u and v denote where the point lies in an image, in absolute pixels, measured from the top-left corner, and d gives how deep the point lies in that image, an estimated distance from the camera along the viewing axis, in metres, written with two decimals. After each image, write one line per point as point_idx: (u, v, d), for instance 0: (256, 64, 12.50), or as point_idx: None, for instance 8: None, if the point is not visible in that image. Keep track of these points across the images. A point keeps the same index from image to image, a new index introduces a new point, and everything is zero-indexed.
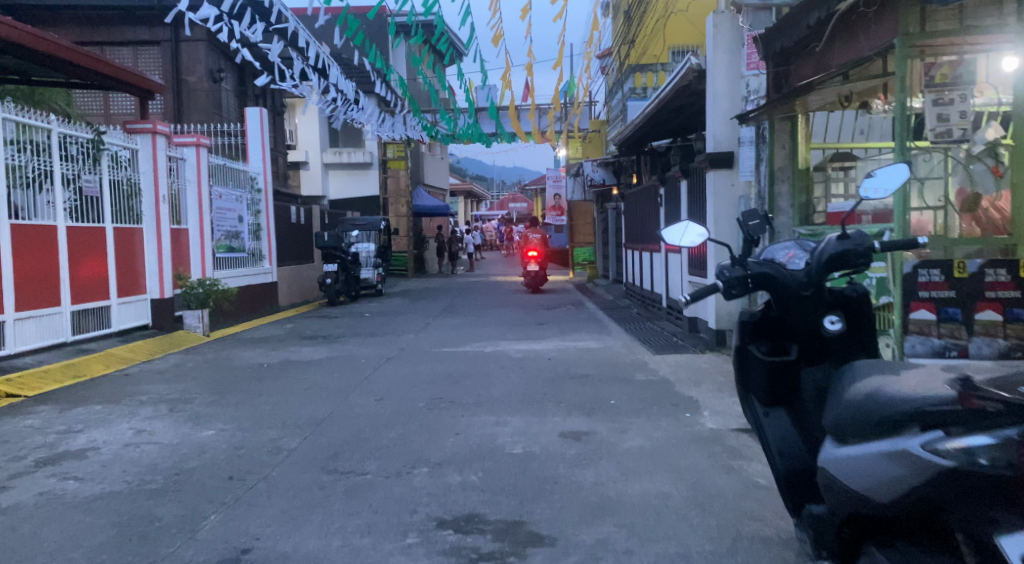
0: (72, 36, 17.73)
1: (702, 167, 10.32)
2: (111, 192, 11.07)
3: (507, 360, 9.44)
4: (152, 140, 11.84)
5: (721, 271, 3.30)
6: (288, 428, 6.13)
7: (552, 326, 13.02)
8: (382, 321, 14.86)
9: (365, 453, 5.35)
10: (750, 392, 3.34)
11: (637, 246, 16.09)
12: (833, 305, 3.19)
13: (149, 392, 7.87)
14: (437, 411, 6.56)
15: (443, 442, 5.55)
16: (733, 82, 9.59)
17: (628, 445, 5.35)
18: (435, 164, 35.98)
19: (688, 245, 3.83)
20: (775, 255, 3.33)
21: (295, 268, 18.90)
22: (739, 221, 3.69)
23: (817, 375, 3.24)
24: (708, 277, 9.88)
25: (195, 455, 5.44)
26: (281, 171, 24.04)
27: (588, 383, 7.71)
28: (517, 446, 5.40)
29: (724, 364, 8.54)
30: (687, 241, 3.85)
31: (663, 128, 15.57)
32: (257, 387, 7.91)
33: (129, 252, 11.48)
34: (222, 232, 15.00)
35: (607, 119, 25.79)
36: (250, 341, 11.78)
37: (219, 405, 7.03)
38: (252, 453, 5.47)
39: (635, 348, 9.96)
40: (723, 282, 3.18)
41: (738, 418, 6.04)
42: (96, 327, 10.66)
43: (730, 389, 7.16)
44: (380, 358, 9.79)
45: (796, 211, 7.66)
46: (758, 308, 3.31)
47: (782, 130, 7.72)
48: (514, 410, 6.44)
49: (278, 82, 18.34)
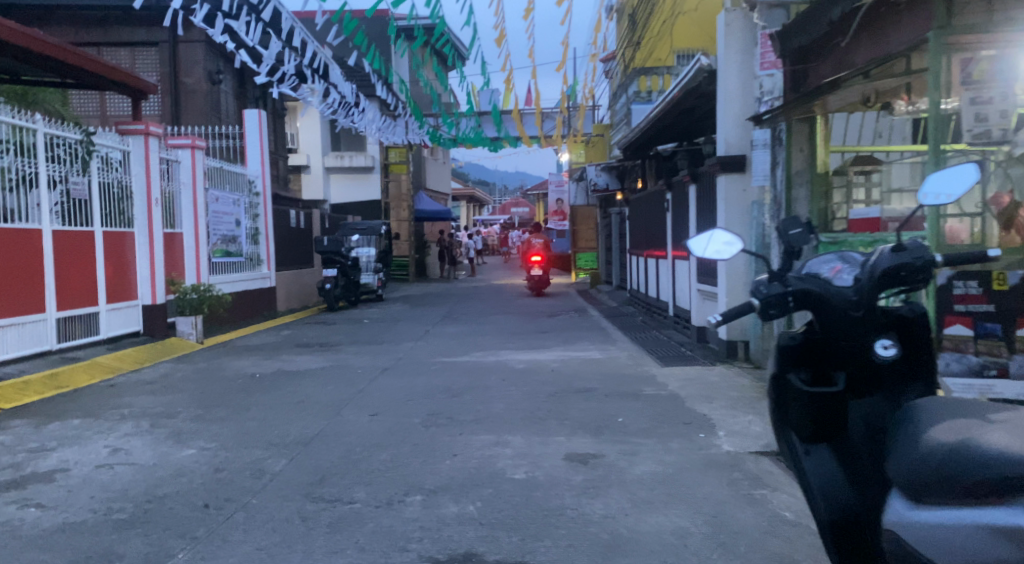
0: (66, 35, 17.33)
1: (711, 172, 9.90)
2: (100, 195, 10.62)
3: (509, 372, 9.03)
4: (144, 142, 11.36)
5: (755, 287, 3.03)
6: (274, 448, 5.71)
7: (556, 334, 12.60)
8: (380, 328, 14.46)
9: (354, 478, 4.94)
10: (789, 425, 3.04)
11: (642, 252, 15.68)
12: (886, 326, 2.88)
13: (131, 405, 7.44)
14: (434, 429, 6.15)
15: (439, 466, 5.14)
16: (745, 82, 9.20)
17: (638, 471, 4.94)
18: (436, 168, 35.59)
19: (715, 257, 3.43)
20: (817, 269, 3.03)
21: (293, 273, 18.49)
22: (777, 230, 3.30)
23: (866, 409, 2.94)
24: (719, 286, 9.46)
25: (171, 479, 5.03)
26: (281, 174, 23.62)
27: (594, 398, 7.30)
28: (518, 471, 4.99)
29: (737, 378, 8.12)
30: (713, 252, 3.45)
31: (670, 131, 15.16)
32: (247, 400, 7.50)
33: (121, 258, 11.02)
34: (219, 236, 14.53)
35: (611, 123, 25.39)
36: (243, 350, 11.36)
37: (203, 421, 6.61)
38: (233, 477, 5.06)
39: (641, 359, 9.56)
40: (761, 302, 2.94)
41: (756, 440, 5.63)
42: (83, 335, 10.21)
43: (745, 406, 6.75)
44: (376, 369, 9.37)
45: (815, 217, 7.21)
46: (800, 332, 3.03)
47: (800, 132, 7.26)
48: (516, 429, 6.03)
49: (276, 84, 17.97)
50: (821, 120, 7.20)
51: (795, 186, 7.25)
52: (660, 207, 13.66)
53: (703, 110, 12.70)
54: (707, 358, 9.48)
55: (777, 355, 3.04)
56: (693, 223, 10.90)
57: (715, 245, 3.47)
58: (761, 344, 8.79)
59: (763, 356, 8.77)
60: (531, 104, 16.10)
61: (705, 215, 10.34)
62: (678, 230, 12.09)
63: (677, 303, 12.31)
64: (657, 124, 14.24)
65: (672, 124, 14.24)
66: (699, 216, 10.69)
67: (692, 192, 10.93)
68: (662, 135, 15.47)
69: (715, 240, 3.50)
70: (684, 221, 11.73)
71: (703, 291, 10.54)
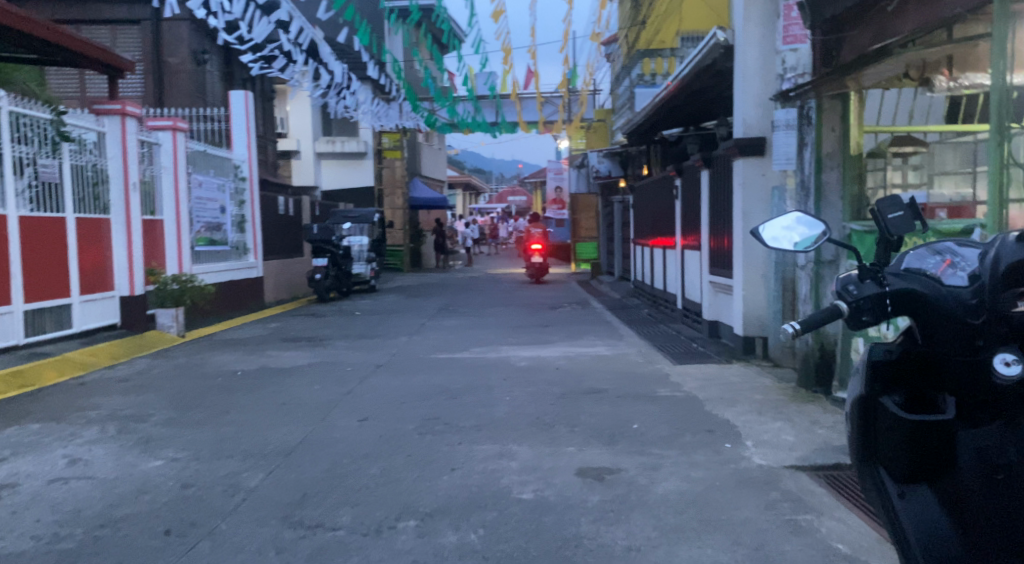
0: (46, 14, 16.66)
1: (726, 155, 9.32)
2: (72, 178, 9.99)
3: (510, 370, 8.44)
4: (121, 122, 10.72)
5: (845, 288, 2.60)
6: (251, 459, 5.10)
7: (557, 329, 12.01)
8: (374, 321, 13.87)
9: (339, 498, 4.34)
10: (882, 459, 2.55)
11: (646, 242, 15.11)
12: (1011, 338, 2.28)
13: (99, 405, 6.82)
14: (430, 438, 5.55)
15: (435, 483, 4.55)
16: (766, 59, 8.63)
17: (662, 491, 4.34)
18: (432, 155, 34.97)
19: (775, 246, 2.81)
20: (921, 265, 2.55)
21: (283, 263, 17.89)
22: (876, 209, 2.77)
23: (979, 441, 2.33)
24: (734, 278, 8.88)
25: (131, 497, 4.42)
26: (271, 160, 23.00)
27: (604, 401, 6.70)
28: (527, 489, 4.39)
29: (756, 378, 7.53)
30: (772, 236, 2.84)
31: (676, 116, 14.62)
32: (226, 402, 6.89)
33: (96, 246, 10.40)
34: (202, 224, 14.04)
35: (612, 109, 24.81)
36: (228, 344, 10.76)
37: (177, 425, 6.00)
38: (202, 495, 4.45)
39: (651, 357, 8.98)
40: (846, 306, 2.56)
41: (790, 452, 5.04)
42: (54, 328, 9.60)
43: (770, 410, 6.17)
44: (368, 366, 8.78)
45: (847, 205, 6.61)
46: (898, 344, 2.55)
47: (832, 110, 6.63)
48: (521, 439, 5.42)
49: (267, 65, 17.38)
50: (854, 97, 6.59)
51: (825, 169, 6.65)
52: (666, 195, 13.12)
53: (713, 92, 12.13)
54: (721, 355, 8.92)
55: (868, 375, 2.56)
56: (706, 210, 10.33)
57: (775, 227, 2.88)
58: (780, 340, 8.23)
59: (782, 353, 8.21)
60: (531, 88, 15.56)
61: (719, 202, 9.76)
62: (688, 218, 11.53)
63: (685, 295, 11.76)
64: (663, 108, 13.70)
65: (678, 108, 13.69)
66: (712, 204, 10.11)
67: (704, 178, 10.36)
68: (667, 119, 14.91)
69: (783, 220, 2.91)
70: (694, 209, 11.15)
71: (715, 283, 9.99)
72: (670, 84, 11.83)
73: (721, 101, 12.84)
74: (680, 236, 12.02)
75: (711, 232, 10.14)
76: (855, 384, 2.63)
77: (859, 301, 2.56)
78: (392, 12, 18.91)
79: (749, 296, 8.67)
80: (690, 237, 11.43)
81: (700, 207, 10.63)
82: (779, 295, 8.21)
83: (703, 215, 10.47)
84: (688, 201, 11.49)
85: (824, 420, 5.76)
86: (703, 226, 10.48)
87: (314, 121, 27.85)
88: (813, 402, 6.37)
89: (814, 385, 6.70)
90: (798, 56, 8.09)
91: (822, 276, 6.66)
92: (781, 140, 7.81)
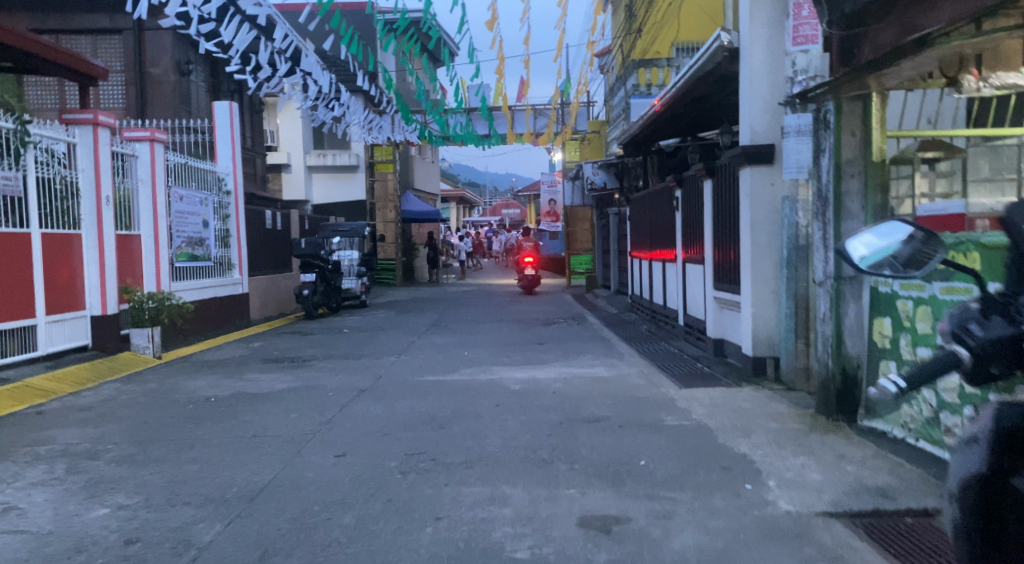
0: (23, 23, 16.09)
1: (731, 164, 8.78)
2: (39, 192, 9.42)
3: (504, 394, 7.87)
4: (93, 132, 10.19)
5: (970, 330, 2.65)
6: (211, 505, 4.53)
7: (553, 347, 11.44)
8: (361, 339, 13.27)
9: (306, 558, 3.77)
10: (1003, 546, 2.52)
11: (645, 256, 14.56)
12: None
13: (53, 437, 6.23)
14: (414, 478, 4.98)
15: (417, 538, 3.98)
16: (774, 61, 8.09)
17: (677, 547, 3.79)
18: (425, 168, 34.40)
19: (861, 261, 2.79)
20: None
21: (269, 278, 17.30)
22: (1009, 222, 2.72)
23: None
24: (742, 295, 8.31)
25: (67, 556, 3.85)
26: (259, 173, 22.46)
27: (607, 431, 6.12)
28: (522, 546, 3.84)
29: (770, 404, 6.96)
30: (860, 249, 2.81)
31: (676, 125, 14.10)
32: (192, 434, 6.30)
33: (65, 263, 9.82)
34: (183, 239, 13.44)
35: (607, 119, 24.30)
36: (206, 366, 10.17)
37: (134, 463, 5.42)
38: (149, 553, 3.88)
39: (654, 378, 8.43)
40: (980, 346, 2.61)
41: (818, 494, 4.49)
42: (18, 351, 9.01)
43: (789, 442, 5.59)
44: (351, 391, 8.19)
45: (870, 216, 6.05)
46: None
47: (852, 113, 6.06)
48: (516, 480, 4.86)
49: (253, 76, 16.86)
50: (876, 98, 6.04)
51: (845, 177, 6.07)
52: (666, 206, 12.56)
53: (715, 99, 11.61)
54: (730, 377, 8.34)
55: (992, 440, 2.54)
56: (709, 222, 9.77)
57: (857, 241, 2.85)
58: (793, 361, 7.66)
59: (795, 376, 7.64)
60: (525, 99, 15.05)
61: (724, 214, 9.20)
62: (690, 231, 10.96)
63: (687, 310, 11.19)
64: (663, 117, 13.18)
65: (678, 116, 13.16)
66: (717, 216, 9.54)
67: (707, 189, 9.80)
68: (667, 129, 14.39)
69: (862, 233, 2.89)
70: (697, 221, 10.58)
71: (720, 299, 9.42)
72: (670, 91, 11.34)
73: (723, 109, 12.32)
74: (682, 249, 11.46)
75: (715, 246, 9.57)
76: (972, 456, 2.58)
77: (985, 341, 2.62)
78: (381, 22, 18.40)
79: (758, 314, 8.10)
80: (693, 250, 10.86)
81: (703, 219, 10.07)
82: (792, 313, 7.64)
83: (706, 227, 9.90)
84: (690, 212, 10.94)
85: (851, 454, 5.19)
86: (707, 239, 9.91)
87: (305, 133, 27.28)
88: (835, 433, 5.81)
89: (834, 413, 6.13)
90: (809, 58, 7.55)
91: (843, 292, 6.09)
92: (792, 146, 7.45)
